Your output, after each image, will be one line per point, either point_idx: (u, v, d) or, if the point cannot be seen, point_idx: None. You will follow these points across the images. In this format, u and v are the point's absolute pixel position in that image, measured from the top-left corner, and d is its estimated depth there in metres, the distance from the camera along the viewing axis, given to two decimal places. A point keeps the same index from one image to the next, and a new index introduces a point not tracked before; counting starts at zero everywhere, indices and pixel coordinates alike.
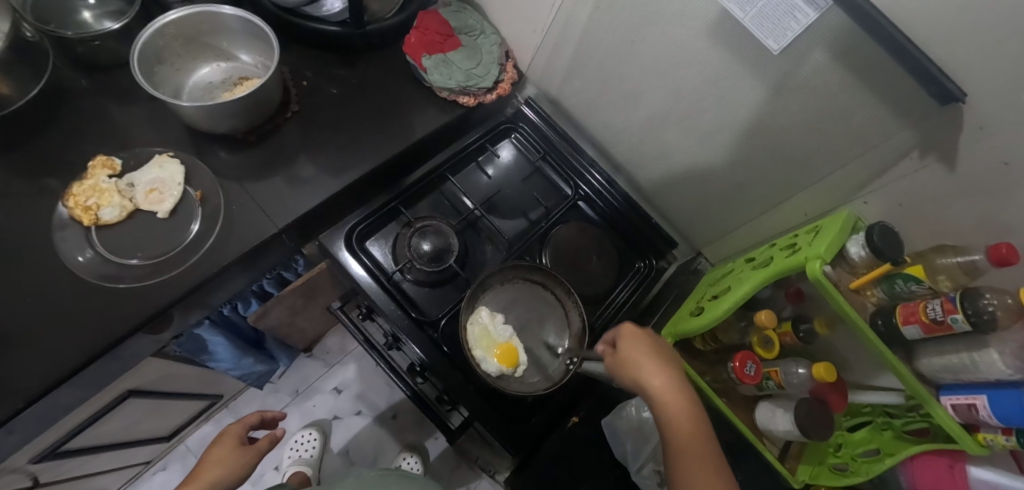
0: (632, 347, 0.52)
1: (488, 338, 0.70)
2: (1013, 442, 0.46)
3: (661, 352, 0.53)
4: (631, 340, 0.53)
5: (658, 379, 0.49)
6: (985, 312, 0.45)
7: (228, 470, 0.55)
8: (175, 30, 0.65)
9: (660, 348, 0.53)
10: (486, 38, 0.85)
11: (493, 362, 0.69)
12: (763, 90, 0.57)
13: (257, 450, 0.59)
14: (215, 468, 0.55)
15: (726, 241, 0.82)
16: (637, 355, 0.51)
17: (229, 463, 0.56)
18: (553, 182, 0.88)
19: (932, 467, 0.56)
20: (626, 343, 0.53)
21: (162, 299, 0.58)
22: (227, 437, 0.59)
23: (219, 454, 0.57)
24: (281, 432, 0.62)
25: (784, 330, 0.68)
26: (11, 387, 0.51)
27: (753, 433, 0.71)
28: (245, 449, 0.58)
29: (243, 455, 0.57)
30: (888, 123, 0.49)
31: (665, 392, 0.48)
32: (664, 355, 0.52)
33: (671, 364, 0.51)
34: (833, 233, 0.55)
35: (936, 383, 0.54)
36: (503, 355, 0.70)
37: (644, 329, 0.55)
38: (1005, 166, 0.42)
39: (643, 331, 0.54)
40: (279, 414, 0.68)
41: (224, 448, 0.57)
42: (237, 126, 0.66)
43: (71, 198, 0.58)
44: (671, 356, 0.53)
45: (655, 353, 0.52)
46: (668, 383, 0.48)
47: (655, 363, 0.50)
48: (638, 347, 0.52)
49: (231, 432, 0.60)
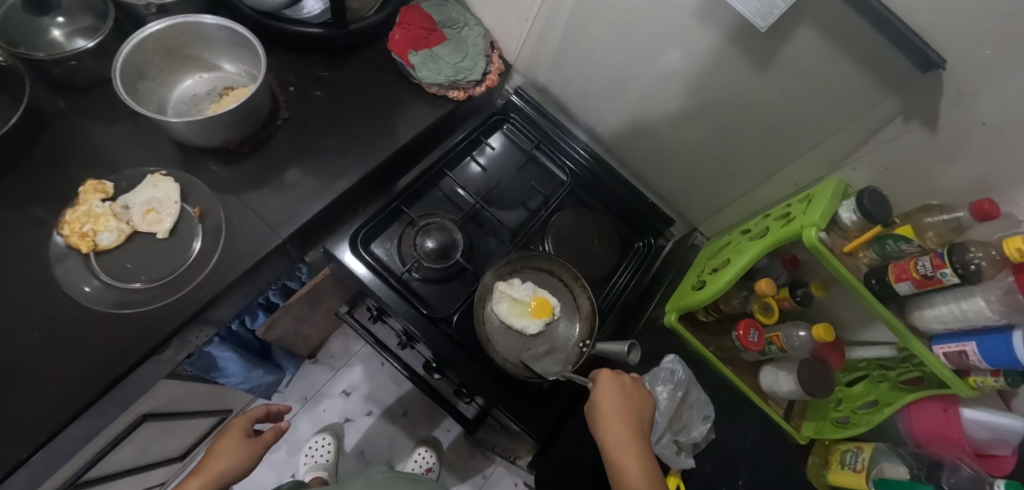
0: (603, 397, 0.58)
1: (523, 297, 0.73)
2: (1002, 383, 0.51)
3: (627, 397, 0.59)
4: (604, 390, 0.59)
5: (615, 430, 0.56)
6: (971, 263, 0.48)
7: (235, 461, 0.56)
8: (154, 43, 0.64)
9: (626, 394, 0.59)
10: (471, 30, 0.84)
11: (533, 316, 0.72)
12: (748, 67, 0.58)
13: (263, 443, 0.59)
14: (219, 460, 0.55)
15: (721, 216, 0.84)
16: (604, 408, 0.57)
17: (236, 455, 0.56)
18: (548, 169, 0.88)
19: (927, 412, 0.61)
20: (598, 393, 0.59)
21: (173, 321, 0.58)
22: (234, 429, 0.59)
23: (226, 445, 0.57)
24: (286, 424, 0.62)
25: (783, 296, 0.71)
26: (30, 422, 0.50)
27: (757, 395, 0.75)
28: (250, 441, 0.58)
29: (248, 447, 0.58)
30: (872, 91, 0.51)
31: (611, 432, 0.56)
32: (627, 399, 0.59)
33: (634, 414, 0.58)
34: (826, 199, 0.57)
35: (927, 334, 0.58)
36: (539, 308, 0.73)
37: (617, 374, 0.61)
38: (984, 126, 0.45)
39: (616, 380, 0.60)
40: (284, 408, 0.68)
41: (231, 440, 0.58)
42: (229, 138, 0.64)
43: (65, 226, 0.57)
44: (638, 405, 0.59)
45: (621, 406, 0.58)
46: (623, 434, 0.56)
47: (612, 406, 0.57)
48: (609, 398, 0.58)
49: (237, 424, 0.60)
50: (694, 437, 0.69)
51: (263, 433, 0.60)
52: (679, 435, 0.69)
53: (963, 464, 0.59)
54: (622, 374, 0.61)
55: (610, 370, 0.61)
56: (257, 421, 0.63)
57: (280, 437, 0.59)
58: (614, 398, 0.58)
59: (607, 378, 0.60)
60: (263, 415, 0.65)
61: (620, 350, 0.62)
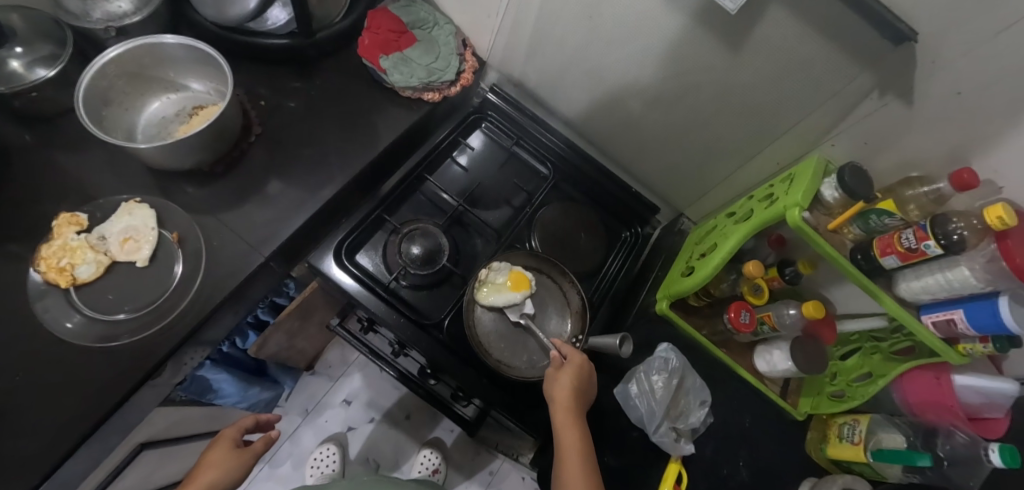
0: (563, 372, 0.61)
1: (493, 285, 0.71)
2: (991, 348, 0.52)
3: (585, 379, 0.62)
4: (568, 365, 0.62)
5: (564, 401, 0.59)
6: (953, 234, 0.48)
7: (225, 472, 0.56)
8: (116, 67, 0.62)
9: (586, 376, 0.62)
10: (441, 30, 0.83)
11: (509, 298, 0.70)
12: (721, 50, 0.57)
13: (252, 453, 0.59)
14: (210, 471, 0.55)
15: (705, 200, 0.84)
16: (561, 381, 0.60)
17: (224, 467, 0.56)
18: (530, 165, 0.88)
19: (920, 380, 0.61)
20: (562, 371, 0.61)
21: (160, 349, 0.57)
22: (222, 441, 0.59)
23: (216, 456, 0.57)
24: (275, 433, 0.63)
25: (772, 276, 0.71)
26: (24, 463, 0.50)
27: (752, 374, 0.75)
28: (240, 452, 0.58)
29: (239, 457, 0.58)
30: (846, 67, 0.51)
31: (561, 404, 0.59)
32: (584, 381, 0.62)
33: (584, 395, 0.61)
34: (808, 178, 0.56)
35: (915, 305, 0.58)
36: (514, 285, 0.71)
37: (582, 358, 0.63)
38: (958, 96, 0.45)
39: (580, 358, 0.63)
40: (274, 415, 0.67)
41: (220, 451, 0.58)
42: (202, 159, 0.64)
43: (41, 261, 0.56)
44: (590, 390, 0.62)
45: (579, 382, 0.61)
46: (572, 409, 0.58)
47: (568, 382, 0.60)
48: (569, 374, 0.61)
49: (226, 435, 0.60)
50: (691, 422, 0.70)
51: (253, 444, 0.60)
52: (677, 422, 0.69)
53: (957, 430, 0.59)
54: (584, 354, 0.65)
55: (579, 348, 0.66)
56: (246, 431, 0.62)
57: (270, 446, 0.59)
58: (573, 378, 0.61)
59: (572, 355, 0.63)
60: (254, 425, 0.65)
61: (611, 344, 0.63)
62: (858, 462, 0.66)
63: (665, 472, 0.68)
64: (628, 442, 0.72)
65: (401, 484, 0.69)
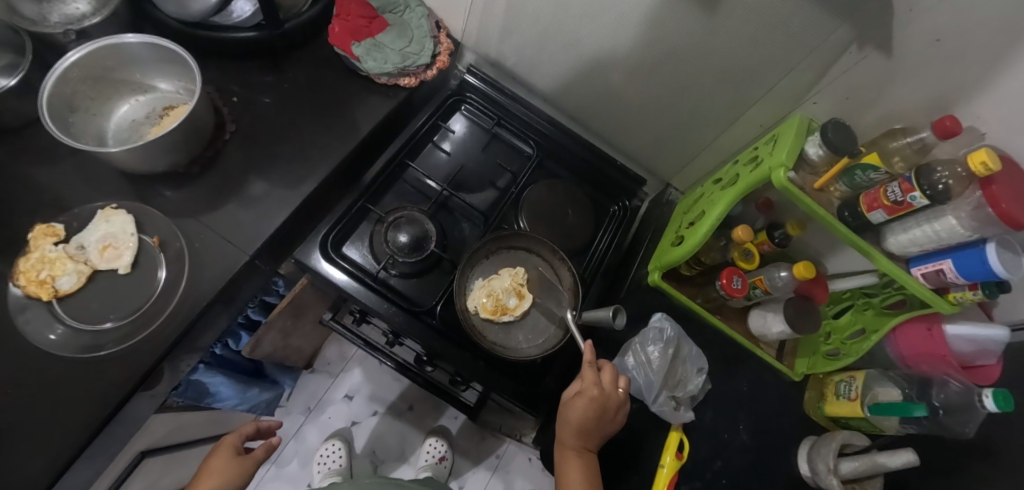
0: (576, 401, 0.59)
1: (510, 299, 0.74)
2: (981, 295, 0.51)
3: (602, 412, 0.58)
4: (581, 397, 0.58)
5: (571, 432, 0.59)
6: (938, 184, 0.48)
7: (228, 478, 0.56)
8: (79, 71, 0.61)
9: (602, 409, 0.58)
10: (413, 12, 0.81)
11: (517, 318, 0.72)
12: (696, 13, 0.56)
13: (253, 459, 0.60)
14: (212, 478, 0.56)
15: (692, 168, 0.83)
16: (570, 412, 0.59)
17: (227, 473, 0.57)
18: (513, 145, 0.87)
19: (914, 333, 0.62)
20: (572, 403, 0.59)
21: (150, 355, 0.57)
22: (223, 448, 0.60)
23: (218, 462, 0.58)
24: (276, 441, 0.64)
25: (762, 240, 0.72)
26: (21, 479, 0.50)
27: (750, 340, 0.75)
28: (242, 458, 0.59)
29: (240, 464, 0.58)
30: (824, 20, 0.50)
31: (565, 436, 0.60)
32: (600, 415, 0.58)
33: (595, 428, 0.58)
34: (792, 137, 0.56)
35: (903, 258, 0.57)
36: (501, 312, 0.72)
37: (602, 391, 0.58)
38: (937, 42, 0.44)
39: (597, 394, 0.57)
40: (275, 423, 0.68)
41: (221, 458, 0.58)
42: (176, 160, 0.62)
43: (20, 275, 0.55)
44: (607, 421, 0.59)
45: (591, 417, 0.57)
46: (575, 442, 0.59)
47: (576, 418, 0.58)
48: (581, 406, 0.58)
49: (227, 442, 0.61)
50: (690, 390, 0.70)
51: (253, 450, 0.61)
52: (676, 391, 0.70)
53: (951, 379, 0.59)
54: (608, 384, 0.59)
55: (612, 371, 0.60)
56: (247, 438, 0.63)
57: (271, 454, 0.61)
58: (583, 413, 0.58)
59: (589, 388, 0.58)
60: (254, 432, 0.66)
61: (603, 316, 0.61)
62: (856, 417, 0.67)
63: (666, 440, 0.69)
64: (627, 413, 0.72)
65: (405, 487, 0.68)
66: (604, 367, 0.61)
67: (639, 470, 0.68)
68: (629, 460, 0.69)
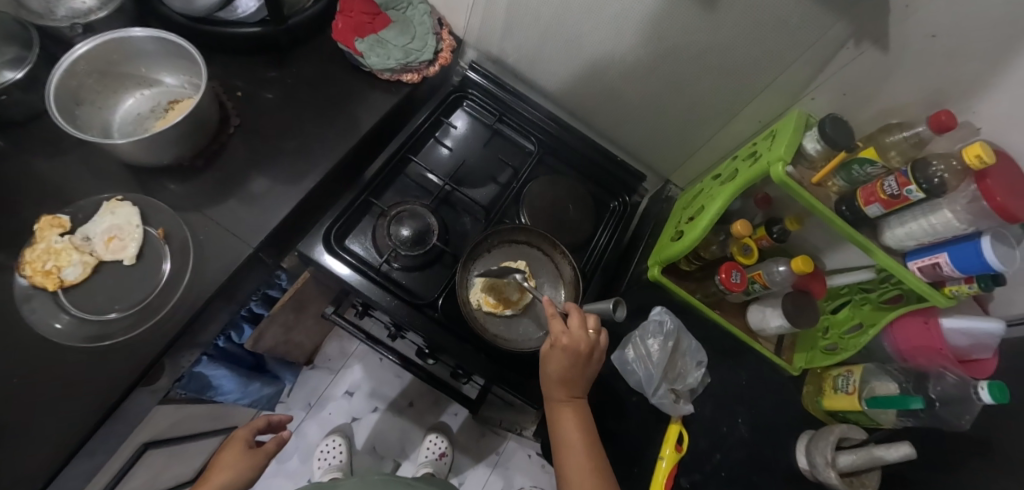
0: (553, 352, 0.58)
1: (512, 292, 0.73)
2: (975, 288, 0.52)
3: (579, 356, 0.57)
4: (556, 348, 0.57)
5: (556, 385, 0.58)
6: (934, 178, 0.48)
7: (239, 472, 0.57)
8: (86, 65, 0.61)
9: (578, 354, 0.57)
10: (415, 9, 0.82)
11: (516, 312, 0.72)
12: (697, 10, 0.57)
13: (265, 453, 0.60)
14: (223, 472, 0.56)
15: (691, 164, 0.84)
16: (551, 365, 0.58)
17: (239, 466, 0.57)
18: (514, 141, 0.87)
19: (910, 326, 0.63)
20: (549, 357, 0.58)
21: (155, 346, 0.57)
22: (235, 442, 0.60)
23: (229, 456, 0.58)
24: (287, 433, 0.63)
25: (760, 236, 0.72)
26: (26, 468, 0.50)
27: (748, 334, 0.76)
28: (253, 452, 0.59)
29: (253, 457, 0.59)
30: (822, 16, 0.51)
31: (551, 389, 0.59)
32: (578, 361, 0.57)
33: (578, 375, 0.58)
34: (789, 133, 0.57)
35: (901, 252, 0.58)
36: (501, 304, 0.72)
37: (573, 335, 0.57)
38: (933, 39, 0.45)
39: (567, 341, 0.56)
40: (285, 417, 0.69)
41: (234, 451, 0.59)
42: (181, 153, 0.63)
43: (26, 266, 0.55)
44: (588, 365, 0.58)
45: (572, 365, 0.57)
46: (562, 393, 0.58)
47: (557, 367, 0.57)
48: (559, 357, 0.57)
49: (239, 435, 0.61)
50: (689, 383, 0.71)
51: (265, 444, 0.61)
52: (676, 384, 0.70)
53: (946, 372, 0.60)
54: (577, 328, 0.58)
55: (577, 315, 0.58)
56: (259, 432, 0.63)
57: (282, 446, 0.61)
58: (561, 364, 0.57)
59: (558, 337, 0.57)
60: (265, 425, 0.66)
61: (604, 308, 0.61)
62: (853, 411, 0.67)
63: (665, 433, 0.69)
64: (627, 406, 0.73)
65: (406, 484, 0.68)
66: (570, 312, 0.60)
67: (639, 462, 0.68)
68: (630, 453, 0.69)
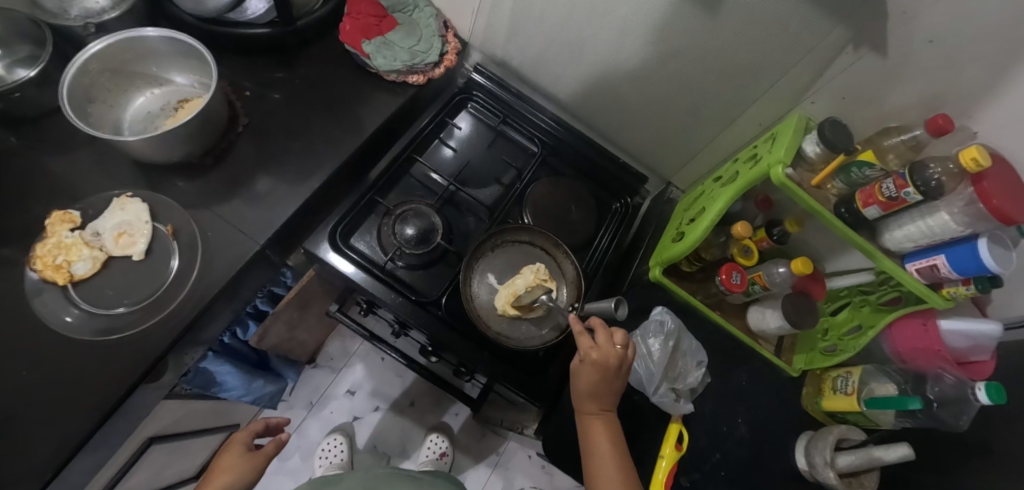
0: (584, 367, 0.58)
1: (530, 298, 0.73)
2: (973, 290, 0.53)
3: (610, 372, 0.57)
4: (586, 363, 0.57)
5: (586, 398, 0.58)
6: (931, 180, 0.49)
7: (239, 474, 0.57)
8: (98, 63, 0.62)
9: (609, 369, 0.57)
10: (422, 12, 0.83)
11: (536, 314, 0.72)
12: (699, 14, 0.58)
13: (264, 456, 0.60)
14: (224, 474, 0.57)
15: (692, 166, 0.85)
16: (582, 379, 0.58)
17: (239, 469, 0.58)
18: (517, 142, 0.88)
19: (909, 329, 0.64)
20: (579, 371, 0.58)
21: (162, 341, 0.58)
22: (234, 445, 0.60)
23: (227, 461, 0.58)
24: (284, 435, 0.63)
25: (761, 237, 0.73)
26: (34, 460, 0.51)
27: (748, 336, 0.77)
28: (252, 456, 0.60)
29: (252, 460, 0.59)
30: (821, 21, 0.52)
31: (582, 403, 0.59)
32: (609, 375, 0.57)
33: (609, 389, 0.58)
34: (789, 135, 0.57)
35: (900, 254, 0.59)
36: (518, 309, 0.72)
37: (603, 350, 0.57)
38: (930, 44, 0.46)
39: (596, 356, 0.57)
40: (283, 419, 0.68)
41: (232, 455, 0.59)
42: (191, 150, 0.64)
43: (37, 260, 0.56)
44: (618, 378, 0.58)
45: (603, 378, 0.57)
46: (592, 406, 0.58)
47: (588, 382, 0.57)
48: (591, 371, 0.57)
49: (237, 439, 0.61)
50: (690, 382, 0.71)
51: (263, 447, 0.62)
52: (676, 383, 0.71)
53: (945, 373, 0.60)
54: (605, 343, 0.58)
55: (604, 330, 0.59)
56: (257, 435, 0.64)
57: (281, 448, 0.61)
58: (592, 378, 0.57)
59: (587, 352, 0.57)
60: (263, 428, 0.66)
61: (608, 308, 0.62)
62: (852, 412, 0.67)
63: (666, 432, 0.70)
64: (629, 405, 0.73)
65: (411, 477, 0.69)
66: (596, 327, 0.60)
67: (640, 461, 0.69)
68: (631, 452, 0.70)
